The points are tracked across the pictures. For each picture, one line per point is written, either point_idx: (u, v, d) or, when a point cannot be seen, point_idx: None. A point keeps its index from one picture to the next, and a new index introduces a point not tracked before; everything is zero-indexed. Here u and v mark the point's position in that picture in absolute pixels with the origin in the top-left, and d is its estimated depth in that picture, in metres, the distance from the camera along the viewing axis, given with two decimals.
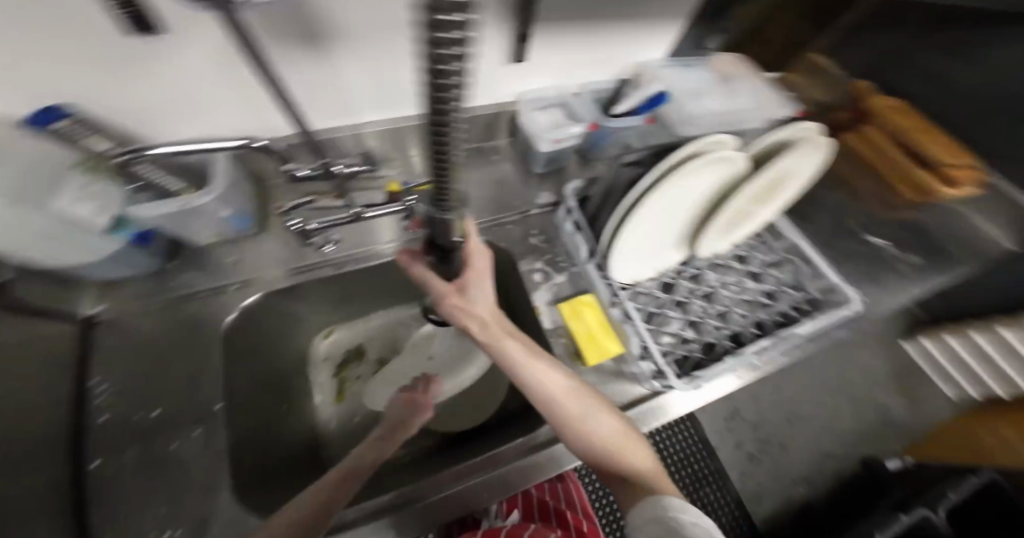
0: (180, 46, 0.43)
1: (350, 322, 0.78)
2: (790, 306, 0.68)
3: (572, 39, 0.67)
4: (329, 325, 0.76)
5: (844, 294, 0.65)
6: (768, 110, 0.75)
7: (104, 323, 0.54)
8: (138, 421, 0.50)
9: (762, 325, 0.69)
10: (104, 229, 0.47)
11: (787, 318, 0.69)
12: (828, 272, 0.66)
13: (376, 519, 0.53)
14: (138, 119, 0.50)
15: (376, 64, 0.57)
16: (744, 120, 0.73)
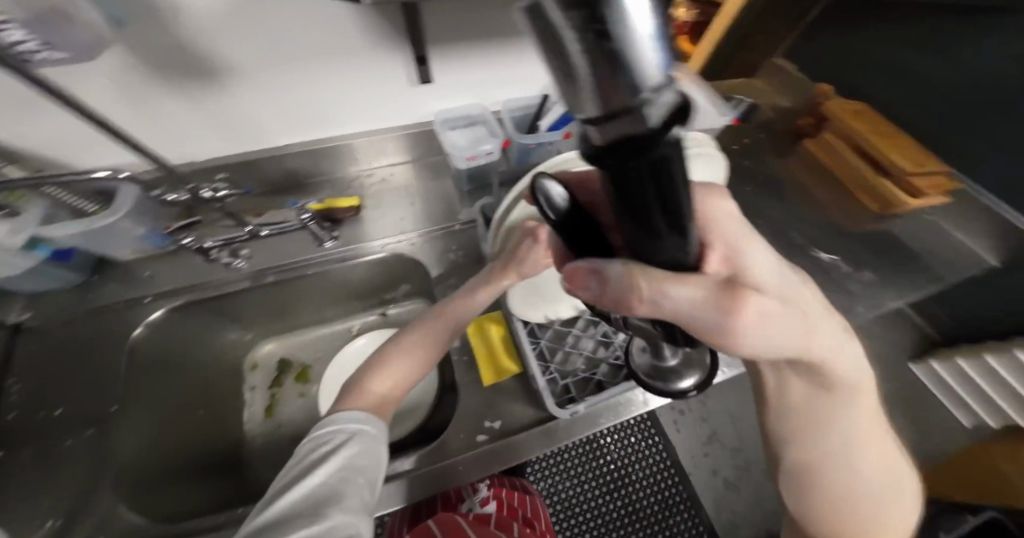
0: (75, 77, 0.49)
1: (299, 331, 0.81)
2: None
3: (480, 57, 0.67)
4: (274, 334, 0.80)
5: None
6: None
7: (31, 331, 0.59)
8: (41, 419, 0.55)
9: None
10: (20, 247, 0.52)
11: None
12: None
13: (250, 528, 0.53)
14: (54, 152, 0.55)
15: (272, 93, 0.61)
16: None
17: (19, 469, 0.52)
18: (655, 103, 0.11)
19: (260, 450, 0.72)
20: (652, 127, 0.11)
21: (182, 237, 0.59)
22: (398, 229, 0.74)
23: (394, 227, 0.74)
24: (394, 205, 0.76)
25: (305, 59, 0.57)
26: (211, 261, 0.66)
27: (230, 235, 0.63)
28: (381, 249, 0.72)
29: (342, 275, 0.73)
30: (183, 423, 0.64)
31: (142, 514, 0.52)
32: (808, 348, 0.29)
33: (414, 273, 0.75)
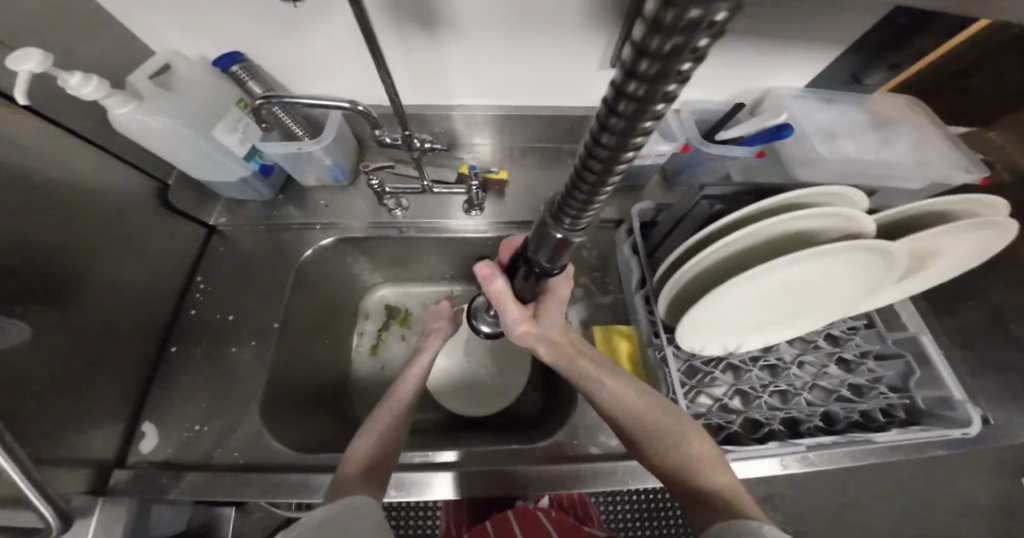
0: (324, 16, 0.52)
1: (412, 285, 0.85)
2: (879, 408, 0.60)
3: (694, 46, 0.58)
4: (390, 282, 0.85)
5: (959, 416, 0.55)
6: (935, 165, 0.59)
7: (222, 234, 0.66)
8: (214, 321, 0.59)
9: (832, 420, 0.62)
10: (243, 156, 0.58)
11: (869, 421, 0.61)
12: (948, 383, 0.56)
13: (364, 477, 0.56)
14: (287, 75, 0.62)
15: (479, 58, 0.62)
16: (891, 172, 0.58)
17: (192, 360, 0.57)
18: (687, 61, 0.12)
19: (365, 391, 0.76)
20: (685, 65, 0.12)
21: (371, 179, 0.60)
22: None
23: (536, 210, 0.73)
24: (538, 189, 0.75)
25: (523, 28, 0.57)
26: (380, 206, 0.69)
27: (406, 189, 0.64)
28: (526, 233, 0.71)
29: (476, 245, 0.74)
30: (313, 350, 0.69)
31: (280, 438, 0.55)
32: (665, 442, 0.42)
33: None
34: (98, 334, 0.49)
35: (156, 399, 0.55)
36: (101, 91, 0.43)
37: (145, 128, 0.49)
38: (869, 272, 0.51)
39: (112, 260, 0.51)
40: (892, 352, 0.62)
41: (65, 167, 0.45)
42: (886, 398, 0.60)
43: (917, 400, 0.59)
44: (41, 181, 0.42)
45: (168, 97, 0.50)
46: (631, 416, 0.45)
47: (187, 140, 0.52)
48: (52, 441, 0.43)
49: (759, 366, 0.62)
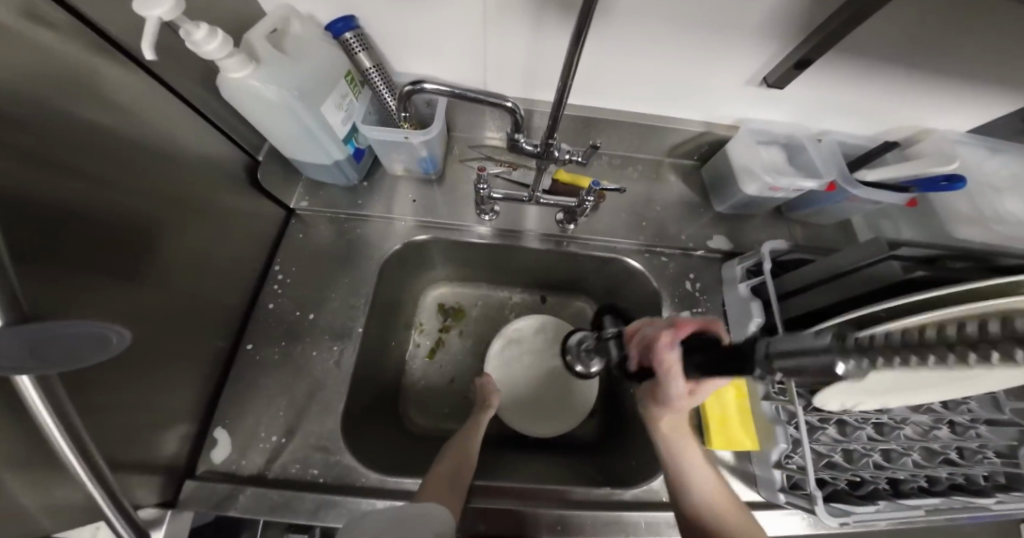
0: None
1: (478, 286, 0.79)
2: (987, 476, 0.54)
3: (866, 73, 0.51)
4: (455, 282, 0.79)
5: None
6: None
7: (300, 218, 0.60)
8: (294, 318, 0.55)
9: (931, 481, 0.55)
10: (342, 137, 0.51)
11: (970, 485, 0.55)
12: None
13: None
14: (396, 45, 0.53)
15: (612, 58, 0.54)
16: None
17: (272, 361, 0.53)
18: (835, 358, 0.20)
19: (422, 396, 0.71)
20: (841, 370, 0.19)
21: (481, 183, 0.54)
22: (638, 235, 0.66)
23: (636, 230, 0.66)
24: (636, 205, 0.68)
25: (680, 31, 0.49)
26: (478, 209, 0.63)
27: (512, 195, 0.58)
28: (622, 253, 0.66)
29: (563, 259, 0.69)
30: (380, 355, 0.64)
31: (357, 454, 0.51)
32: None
33: (635, 285, 0.68)
34: (186, 324, 0.44)
35: (229, 399, 0.51)
36: (225, 49, 0.37)
37: (253, 96, 0.43)
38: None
39: (204, 245, 0.46)
40: (1009, 420, 0.55)
41: (167, 139, 0.40)
42: (993, 464, 0.54)
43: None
44: (145, 156, 0.37)
45: (280, 61, 0.43)
46: (709, 504, 0.41)
47: (293, 114, 0.45)
48: (136, 445, 0.39)
49: (871, 425, 0.55)
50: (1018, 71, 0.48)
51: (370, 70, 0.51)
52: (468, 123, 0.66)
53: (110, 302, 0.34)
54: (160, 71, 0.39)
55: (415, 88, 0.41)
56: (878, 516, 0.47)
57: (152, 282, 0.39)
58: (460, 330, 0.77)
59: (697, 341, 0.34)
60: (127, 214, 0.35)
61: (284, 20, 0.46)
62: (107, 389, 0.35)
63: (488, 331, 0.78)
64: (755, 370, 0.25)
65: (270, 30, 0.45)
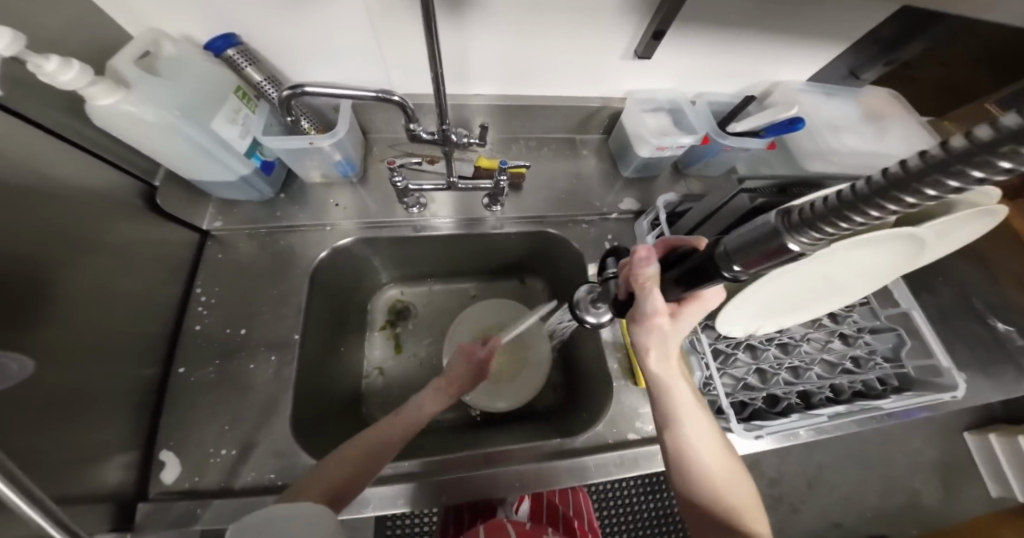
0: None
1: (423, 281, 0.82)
2: (877, 377, 0.63)
3: (713, 41, 0.59)
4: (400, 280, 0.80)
5: (948, 382, 0.60)
6: None
7: (217, 238, 0.60)
8: (225, 336, 0.55)
9: (838, 391, 0.65)
10: (244, 152, 0.52)
11: (869, 389, 0.65)
12: (938, 352, 0.61)
13: (408, 479, 0.53)
14: (284, 56, 0.54)
15: (502, 47, 0.59)
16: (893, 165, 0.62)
17: (208, 379, 0.53)
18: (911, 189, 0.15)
19: (380, 395, 0.72)
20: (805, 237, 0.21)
21: (395, 177, 0.56)
22: (560, 207, 0.72)
23: (557, 203, 0.71)
24: (556, 180, 0.74)
25: (550, 17, 0.54)
26: (404, 204, 0.66)
27: (431, 186, 0.61)
28: (548, 226, 0.71)
29: (497, 239, 0.72)
30: (328, 359, 0.65)
31: (314, 453, 0.52)
32: (716, 472, 0.44)
33: (563, 253, 0.73)
34: (100, 356, 0.43)
35: (169, 425, 0.50)
36: (83, 79, 0.37)
37: (130, 120, 0.43)
38: (894, 259, 0.52)
39: (106, 276, 0.45)
40: (885, 325, 0.66)
41: (45, 171, 0.39)
42: (883, 367, 0.64)
43: (909, 368, 0.63)
44: (24, 188, 0.36)
45: (154, 84, 0.44)
46: (689, 433, 0.45)
47: (182, 133, 0.45)
48: (66, 482, 0.38)
49: (775, 344, 0.64)
50: (830, 25, 0.58)
51: (260, 82, 0.52)
52: (382, 124, 0.67)
53: (5, 334, 0.33)
54: (18, 98, 0.38)
55: (296, 93, 0.43)
56: (788, 425, 0.55)
57: (53, 316, 0.38)
58: (412, 324, 0.80)
59: (671, 256, 0.37)
60: (8, 251, 0.34)
61: (154, 41, 0.46)
62: (18, 424, 0.34)
63: (439, 322, 0.80)
64: (723, 270, 0.27)
65: (139, 55, 0.45)
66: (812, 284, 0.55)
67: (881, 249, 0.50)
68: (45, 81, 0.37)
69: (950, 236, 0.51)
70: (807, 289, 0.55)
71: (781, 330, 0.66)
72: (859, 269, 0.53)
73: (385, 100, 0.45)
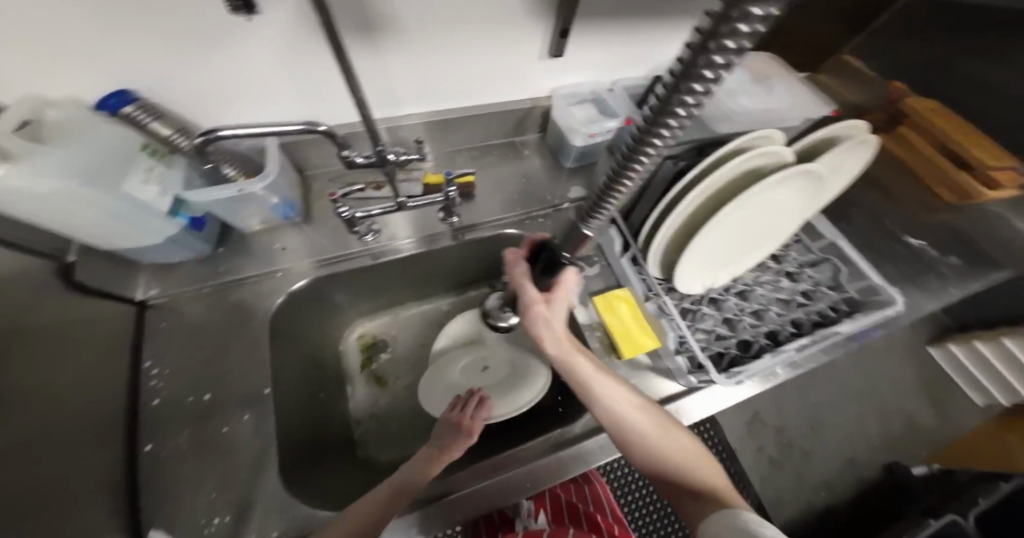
0: (249, 32, 0.46)
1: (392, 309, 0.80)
2: (828, 305, 0.68)
3: (613, 33, 0.66)
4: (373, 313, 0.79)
5: (886, 297, 0.66)
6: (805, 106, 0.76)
7: (158, 307, 0.56)
8: (190, 405, 0.51)
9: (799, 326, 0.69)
10: (167, 211, 0.50)
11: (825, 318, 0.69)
12: (869, 272, 0.68)
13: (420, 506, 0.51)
14: (196, 107, 0.52)
15: (424, 64, 0.60)
16: (782, 117, 0.73)
17: (181, 451, 0.48)
18: None
19: (375, 432, 0.70)
20: None
21: (341, 208, 0.55)
22: (515, 208, 0.74)
23: (511, 204, 0.74)
24: (504, 183, 0.76)
25: (463, 28, 0.57)
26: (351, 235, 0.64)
27: (380, 210, 0.59)
28: (507, 226, 0.72)
29: (458, 252, 0.72)
30: (309, 407, 0.62)
31: (316, 503, 0.49)
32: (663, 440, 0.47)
33: None
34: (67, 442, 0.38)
35: (153, 506, 0.45)
36: None
37: (28, 195, 0.38)
38: (802, 196, 0.58)
39: (54, 355, 0.40)
40: (820, 258, 0.72)
41: None
42: (831, 295, 0.69)
43: (852, 291, 0.69)
44: None
45: (49, 154, 0.40)
46: (624, 411, 0.47)
47: (97, 204, 0.43)
48: None
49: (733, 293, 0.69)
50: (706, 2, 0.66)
51: (172, 136, 0.49)
52: (318, 159, 0.66)
53: None
54: None
55: (212, 138, 0.41)
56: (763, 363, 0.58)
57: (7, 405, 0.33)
58: (390, 355, 0.78)
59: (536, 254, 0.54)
60: None
61: (32, 109, 0.42)
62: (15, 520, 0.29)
63: (418, 346, 0.79)
64: None
65: (20, 124, 0.40)
66: (742, 235, 0.60)
67: (791, 191, 0.55)
68: None
69: (838, 172, 0.59)
70: (739, 240, 0.60)
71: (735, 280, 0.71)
72: (781, 211, 0.59)
73: (313, 132, 0.45)
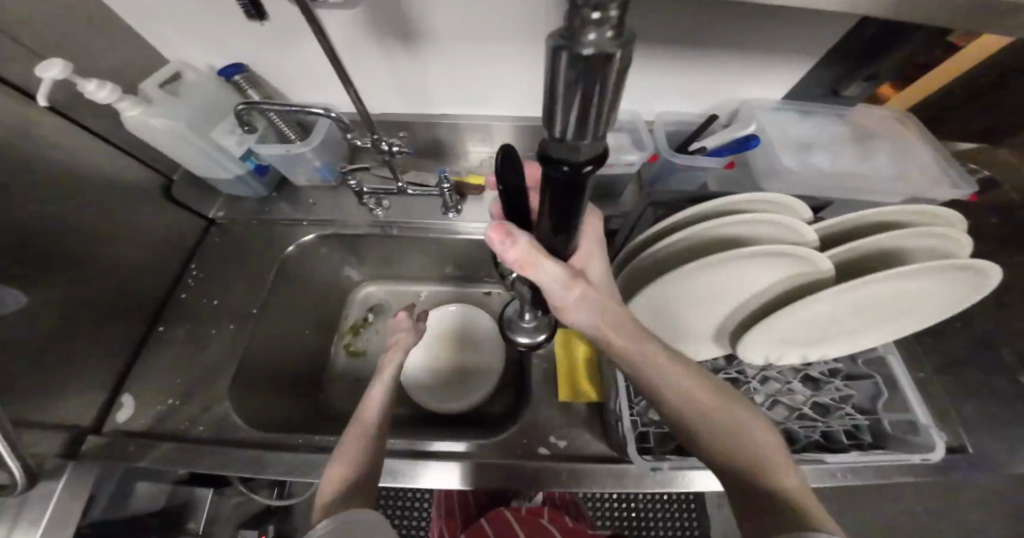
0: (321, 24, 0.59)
1: (398, 282, 0.90)
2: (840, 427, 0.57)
3: (663, 64, 0.60)
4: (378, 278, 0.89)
5: (923, 441, 0.52)
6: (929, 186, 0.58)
7: (217, 225, 0.72)
8: (202, 304, 0.64)
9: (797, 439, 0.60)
10: (239, 156, 0.64)
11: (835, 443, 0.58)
12: (914, 403, 0.54)
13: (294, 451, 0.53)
14: (283, 84, 0.68)
15: (460, 70, 0.67)
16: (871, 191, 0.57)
17: (171, 338, 0.61)
18: None
19: (338, 375, 0.81)
20: None
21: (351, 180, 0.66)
22: None
23: None
24: None
25: (492, 49, 0.62)
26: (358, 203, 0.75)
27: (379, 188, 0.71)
28: None
29: (452, 245, 0.77)
30: (292, 336, 0.73)
31: (245, 414, 0.58)
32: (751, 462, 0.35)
33: None
34: (95, 303, 0.54)
35: (135, 376, 0.58)
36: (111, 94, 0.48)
37: (150, 129, 0.54)
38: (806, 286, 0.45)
39: (114, 242, 0.57)
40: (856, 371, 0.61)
41: (67, 159, 0.51)
42: (850, 416, 0.58)
43: (882, 421, 0.56)
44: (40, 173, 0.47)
45: (170, 101, 0.56)
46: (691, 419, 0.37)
47: (189, 142, 0.57)
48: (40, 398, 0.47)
49: (719, 377, 0.61)
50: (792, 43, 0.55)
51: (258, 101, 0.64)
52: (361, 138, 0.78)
53: None
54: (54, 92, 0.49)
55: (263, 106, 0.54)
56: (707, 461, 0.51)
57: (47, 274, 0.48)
58: (382, 316, 0.87)
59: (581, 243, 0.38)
60: (25, 224, 0.46)
61: (179, 69, 0.58)
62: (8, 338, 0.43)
63: (403, 320, 0.87)
64: None
65: (167, 79, 0.57)
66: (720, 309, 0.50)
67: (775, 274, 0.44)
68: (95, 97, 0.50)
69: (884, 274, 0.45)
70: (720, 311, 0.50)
71: (732, 365, 0.62)
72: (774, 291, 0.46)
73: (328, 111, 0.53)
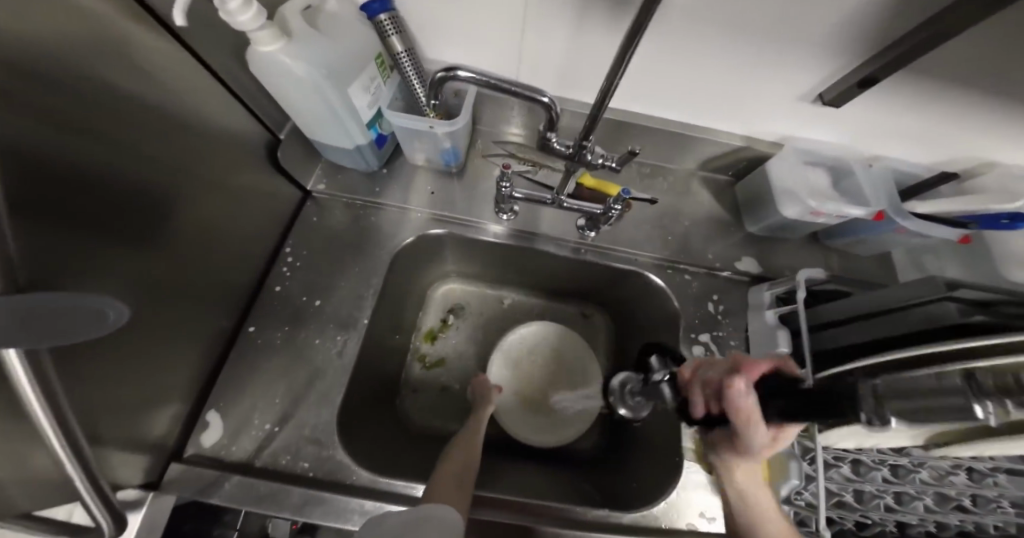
0: None
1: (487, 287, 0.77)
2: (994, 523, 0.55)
3: (932, 106, 0.48)
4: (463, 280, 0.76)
5: None
6: None
7: (316, 200, 0.59)
8: (300, 303, 0.53)
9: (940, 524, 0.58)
10: (366, 122, 0.49)
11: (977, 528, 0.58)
12: None
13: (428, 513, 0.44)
14: (429, 36, 0.52)
15: (665, 68, 0.50)
16: None
17: (266, 342, 0.51)
18: None
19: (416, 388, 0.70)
20: None
21: (504, 181, 0.52)
22: (662, 248, 0.63)
23: (660, 242, 0.63)
24: (663, 217, 0.64)
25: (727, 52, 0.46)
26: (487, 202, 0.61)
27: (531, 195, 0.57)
28: (645, 265, 0.62)
29: (581, 265, 0.65)
30: (385, 344, 0.63)
31: (352, 452, 0.49)
32: None
33: (658, 306, 0.64)
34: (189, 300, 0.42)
35: (227, 383, 0.48)
36: (256, 21, 0.36)
37: (279, 70, 0.41)
38: None
39: (213, 221, 0.44)
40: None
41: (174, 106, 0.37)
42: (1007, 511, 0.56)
43: None
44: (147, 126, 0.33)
45: (307, 37, 0.41)
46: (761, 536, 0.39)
47: (320, 95, 0.44)
48: (126, 428, 0.36)
49: (887, 465, 0.55)
50: None
51: (400, 54, 0.47)
52: (492, 117, 0.63)
53: (81, 277, 0.28)
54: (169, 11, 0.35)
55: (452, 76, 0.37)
56: None
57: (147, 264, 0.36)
58: (466, 321, 0.76)
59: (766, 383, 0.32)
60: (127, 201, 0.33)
61: None
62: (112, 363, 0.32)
63: (491, 332, 0.76)
64: None
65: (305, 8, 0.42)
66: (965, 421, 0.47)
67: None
68: (225, 17, 0.36)
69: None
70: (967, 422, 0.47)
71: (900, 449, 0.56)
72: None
73: (539, 99, 0.39)
